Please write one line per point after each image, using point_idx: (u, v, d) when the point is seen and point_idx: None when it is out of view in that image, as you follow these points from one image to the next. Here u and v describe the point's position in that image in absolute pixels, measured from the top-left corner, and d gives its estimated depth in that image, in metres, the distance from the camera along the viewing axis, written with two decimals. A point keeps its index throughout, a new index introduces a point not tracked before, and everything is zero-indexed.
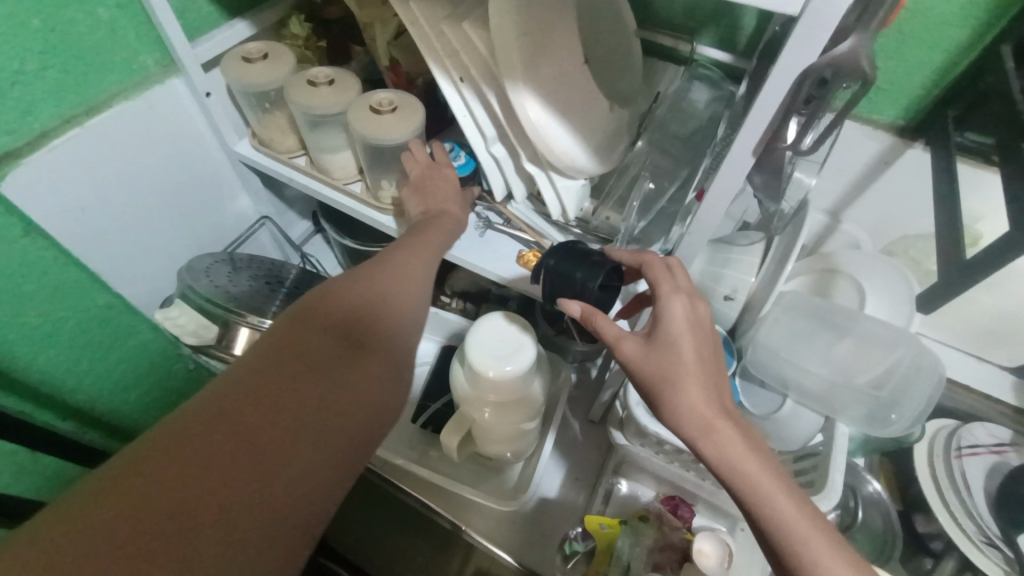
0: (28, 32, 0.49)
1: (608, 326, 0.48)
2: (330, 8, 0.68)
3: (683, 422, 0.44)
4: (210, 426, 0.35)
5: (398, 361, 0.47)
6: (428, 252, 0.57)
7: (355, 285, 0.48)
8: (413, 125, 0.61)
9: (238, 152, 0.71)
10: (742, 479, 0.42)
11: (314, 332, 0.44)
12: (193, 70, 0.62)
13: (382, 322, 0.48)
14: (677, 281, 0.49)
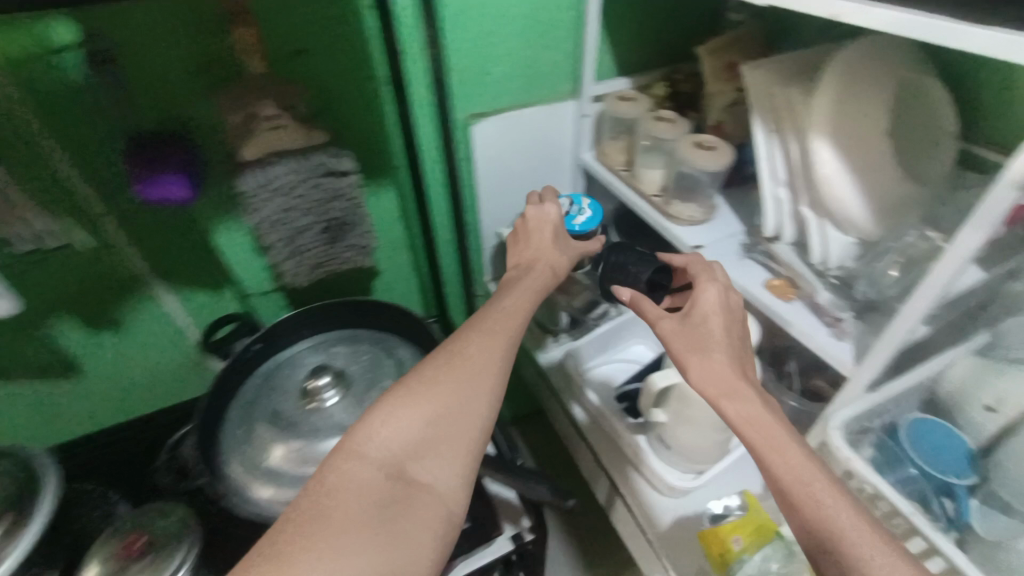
0: (523, 56, 0.87)
1: (650, 306, 0.60)
2: (686, 83, 0.94)
3: (710, 382, 0.54)
4: (285, 563, 0.42)
5: (449, 483, 0.51)
6: (494, 344, 0.56)
7: (408, 403, 0.52)
8: (722, 164, 0.79)
9: (583, 158, 1.00)
10: (757, 429, 0.50)
11: (362, 472, 0.49)
12: (584, 97, 0.93)
13: (435, 449, 0.51)
14: (715, 275, 0.62)
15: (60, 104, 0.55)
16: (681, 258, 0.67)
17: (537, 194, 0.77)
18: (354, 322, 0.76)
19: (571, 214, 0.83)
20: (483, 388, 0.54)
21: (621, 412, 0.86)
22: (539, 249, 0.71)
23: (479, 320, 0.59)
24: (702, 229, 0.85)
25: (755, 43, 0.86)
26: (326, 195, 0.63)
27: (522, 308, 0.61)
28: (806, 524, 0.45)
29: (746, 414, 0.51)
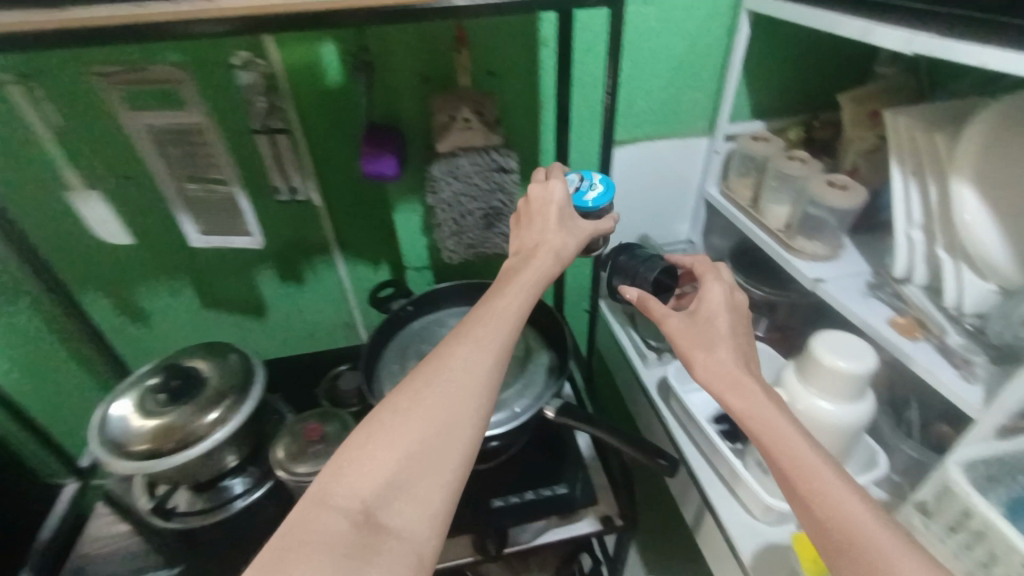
0: (665, 94, 0.96)
1: (657, 306, 0.62)
2: (823, 129, 0.98)
3: (714, 378, 0.55)
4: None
5: (426, 524, 0.42)
6: (480, 355, 0.48)
7: (379, 438, 0.44)
8: (854, 204, 0.82)
9: (707, 191, 1.06)
10: (758, 422, 0.52)
11: (325, 520, 0.41)
12: (717, 135, 1.00)
13: (410, 488, 0.42)
14: (721, 274, 0.64)
15: (326, 97, 0.74)
16: (688, 258, 0.69)
17: (544, 173, 0.65)
18: None
19: (581, 190, 0.64)
20: (466, 409, 0.45)
21: (720, 432, 0.88)
22: (544, 229, 0.59)
23: (464, 327, 0.50)
24: (827, 265, 0.87)
25: (904, 91, 0.87)
26: (492, 187, 0.77)
27: (514, 308, 0.52)
28: (809, 506, 0.47)
29: (752, 409, 0.53)
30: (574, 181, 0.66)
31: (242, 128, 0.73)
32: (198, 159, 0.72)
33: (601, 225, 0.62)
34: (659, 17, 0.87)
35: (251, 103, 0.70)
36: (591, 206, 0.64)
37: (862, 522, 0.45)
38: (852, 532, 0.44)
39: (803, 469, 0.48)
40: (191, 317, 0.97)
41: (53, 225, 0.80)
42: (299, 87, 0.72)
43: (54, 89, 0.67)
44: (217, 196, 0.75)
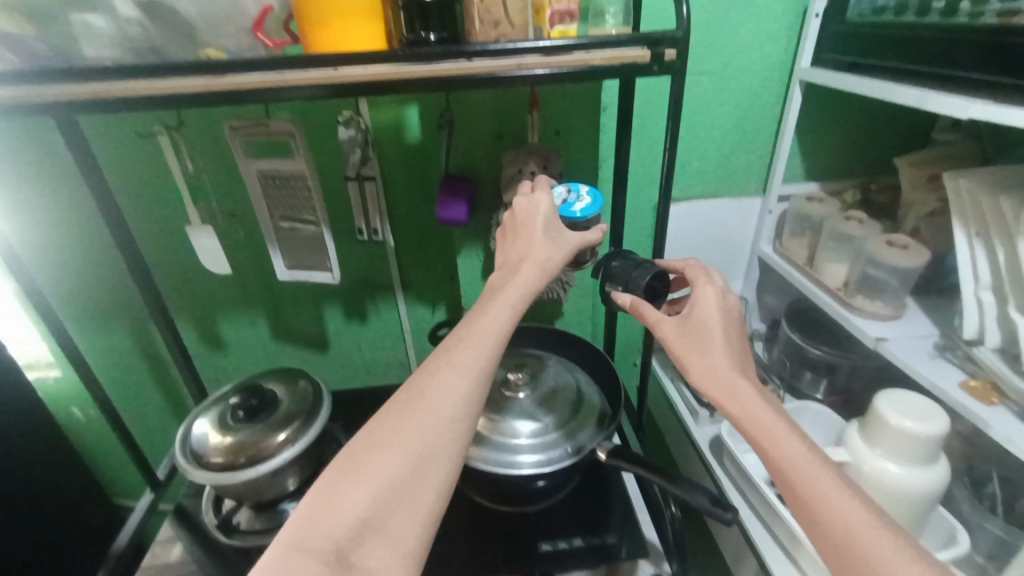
0: (719, 155, 1.01)
1: (650, 313, 0.60)
2: (880, 193, 0.99)
3: (710, 381, 0.55)
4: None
5: (399, 560, 0.42)
6: (459, 387, 0.49)
7: (354, 476, 0.44)
8: (916, 263, 0.82)
9: (762, 249, 1.07)
10: (756, 425, 0.52)
11: (297, 562, 0.40)
12: (770, 196, 1.02)
13: (385, 524, 0.43)
14: (712, 278, 0.63)
15: (408, 152, 0.85)
16: (677, 261, 0.67)
17: (531, 186, 0.67)
18: (545, 346, 0.93)
19: (568, 201, 0.67)
20: (443, 443, 0.46)
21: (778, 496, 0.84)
22: (531, 241, 0.60)
23: (444, 359, 0.51)
24: (890, 325, 0.85)
25: (965, 156, 0.87)
26: None
27: (493, 335, 0.52)
28: (808, 505, 0.47)
29: (749, 411, 0.52)
30: (561, 194, 0.68)
31: (338, 178, 0.86)
32: (293, 199, 0.80)
33: (589, 235, 0.62)
34: (714, 86, 0.93)
35: (347, 154, 0.78)
36: (580, 217, 0.66)
37: (861, 529, 0.44)
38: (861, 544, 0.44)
39: (800, 472, 0.48)
40: (263, 347, 1.04)
41: (164, 255, 0.90)
42: (384, 142, 0.84)
43: (189, 140, 0.79)
44: (306, 233, 0.83)
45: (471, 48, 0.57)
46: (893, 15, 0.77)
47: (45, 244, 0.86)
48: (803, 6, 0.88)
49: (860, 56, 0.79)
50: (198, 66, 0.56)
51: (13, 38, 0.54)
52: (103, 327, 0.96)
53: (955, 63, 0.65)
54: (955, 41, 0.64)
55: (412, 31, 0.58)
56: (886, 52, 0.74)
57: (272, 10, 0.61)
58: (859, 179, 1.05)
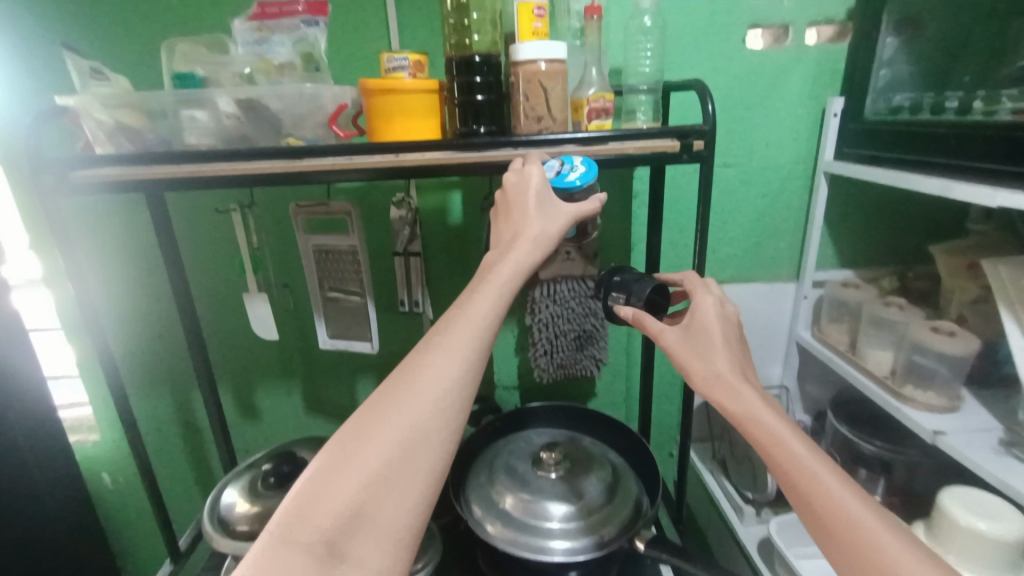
0: (749, 240, 1.03)
1: (653, 323, 0.62)
2: (919, 280, 0.98)
3: (712, 386, 0.56)
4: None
5: (389, 549, 0.42)
6: (449, 371, 0.47)
7: (342, 467, 0.43)
8: (967, 349, 0.79)
9: (799, 335, 1.06)
10: (752, 423, 0.52)
11: (286, 555, 0.40)
12: (804, 281, 1.03)
13: (375, 513, 0.42)
14: (710, 289, 0.64)
15: (452, 232, 0.91)
16: (677, 276, 0.69)
17: (521, 161, 0.61)
18: (578, 426, 0.91)
19: (563, 172, 0.61)
20: (433, 431, 0.45)
21: None
22: (524, 219, 0.56)
23: (435, 342, 0.49)
24: (946, 417, 0.80)
25: (1003, 245, 0.87)
26: (586, 311, 0.85)
27: (485, 318, 0.51)
28: (818, 513, 0.46)
29: (747, 409, 0.53)
30: (552, 166, 0.62)
31: (385, 254, 0.92)
32: (342, 273, 0.86)
33: (583, 208, 0.59)
34: (740, 177, 0.98)
35: (398, 232, 0.85)
36: (579, 185, 0.60)
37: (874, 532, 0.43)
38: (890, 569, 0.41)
39: (795, 469, 0.48)
40: (296, 419, 1.05)
41: (216, 323, 0.96)
42: (428, 223, 0.91)
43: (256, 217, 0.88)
44: (350, 305, 0.87)
45: (519, 138, 0.64)
46: (910, 113, 0.82)
47: (114, 308, 0.93)
48: (821, 105, 0.94)
49: (877, 149, 0.84)
50: (279, 151, 0.64)
51: (130, 130, 0.65)
52: (150, 393, 1.00)
53: (972, 154, 0.68)
54: (967, 136, 0.68)
55: (465, 124, 0.67)
56: (903, 146, 0.79)
57: (346, 107, 0.70)
58: (895, 268, 1.05)
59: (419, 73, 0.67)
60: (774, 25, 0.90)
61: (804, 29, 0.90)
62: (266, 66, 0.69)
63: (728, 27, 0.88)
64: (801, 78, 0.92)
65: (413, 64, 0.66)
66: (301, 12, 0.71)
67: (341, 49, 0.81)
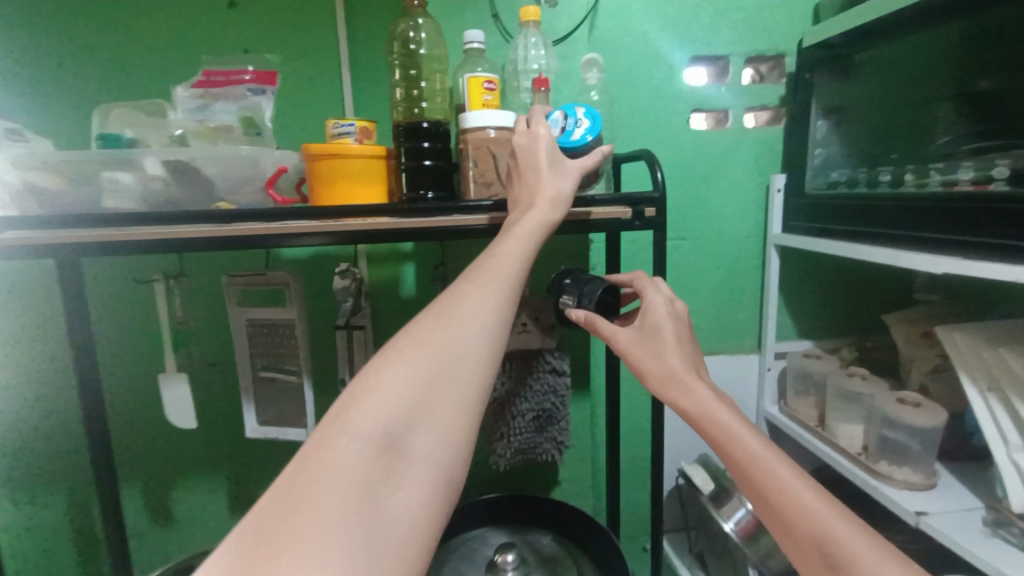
0: (709, 312, 1.03)
1: (607, 325, 0.57)
2: (877, 351, 0.97)
3: (667, 384, 0.51)
4: (271, 564, 0.30)
5: (447, 448, 0.40)
6: (492, 291, 0.48)
7: (399, 365, 0.40)
8: (936, 422, 0.76)
9: (767, 409, 1.03)
10: (709, 421, 0.49)
11: (348, 443, 0.36)
12: (766, 353, 1.02)
13: (432, 412, 0.40)
14: (661, 287, 0.59)
15: (404, 304, 0.87)
16: (625, 276, 0.64)
17: (526, 120, 0.62)
18: (536, 519, 0.82)
19: (568, 130, 0.63)
20: (481, 343, 0.44)
21: None
22: (538, 179, 0.57)
23: (474, 271, 0.49)
24: (927, 497, 0.75)
25: (952, 313, 0.88)
26: (545, 388, 0.79)
27: (519, 251, 0.51)
28: (764, 496, 0.44)
29: (702, 406, 0.49)
30: (557, 121, 0.64)
31: (330, 329, 0.85)
32: (280, 349, 0.78)
33: (588, 162, 0.61)
34: (695, 249, 0.99)
35: (340, 304, 0.78)
36: (590, 139, 0.63)
37: (821, 512, 0.42)
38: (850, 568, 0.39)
39: (755, 465, 0.45)
40: (218, 524, 0.90)
41: (131, 409, 0.84)
42: (378, 295, 0.86)
43: (187, 288, 0.81)
44: (285, 386, 0.79)
45: (466, 203, 0.62)
46: (850, 188, 0.85)
47: (8, 393, 0.81)
48: (764, 183, 0.99)
49: (821, 222, 0.87)
50: (208, 215, 0.59)
51: (46, 192, 0.59)
52: (41, 495, 0.85)
53: (917, 225, 0.69)
54: (907, 206, 0.71)
55: (413, 190, 0.66)
56: (845, 218, 0.81)
57: (286, 172, 0.67)
58: (853, 339, 1.05)
59: (367, 139, 0.65)
60: (716, 109, 0.95)
61: (743, 113, 0.96)
62: (204, 130, 0.65)
63: (673, 109, 0.93)
64: (745, 157, 0.97)
65: (359, 131, 0.64)
66: (247, 80, 0.70)
67: (296, 122, 0.81)
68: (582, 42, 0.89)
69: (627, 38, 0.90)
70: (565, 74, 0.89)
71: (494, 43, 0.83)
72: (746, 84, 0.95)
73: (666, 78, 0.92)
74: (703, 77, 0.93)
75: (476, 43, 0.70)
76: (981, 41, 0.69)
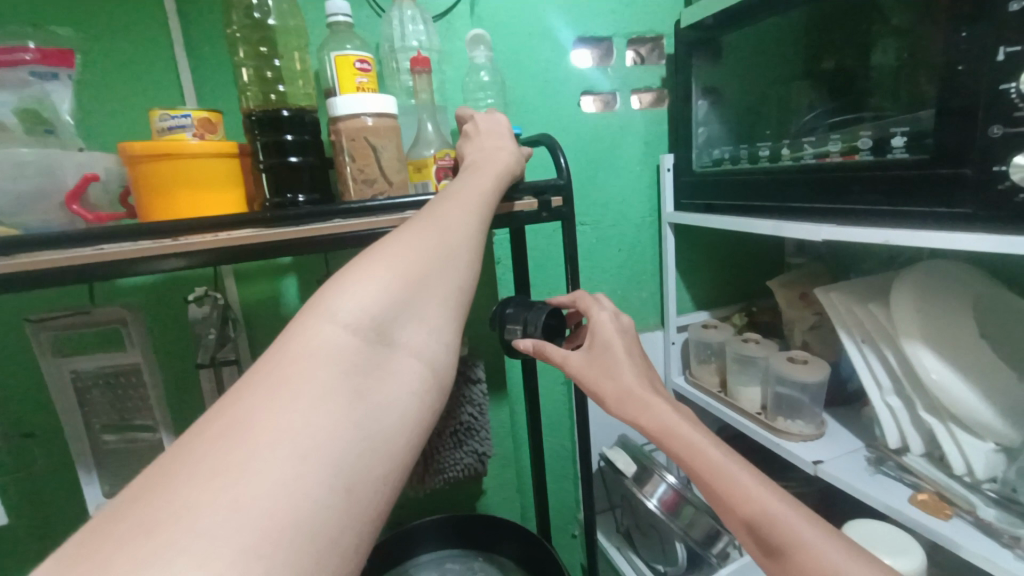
0: (614, 293, 1.03)
1: (556, 352, 0.54)
2: (762, 314, 1.05)
3: (624, 406, 0.48)
4: (241, 455, 0.23)
5: (438, 349, 0.34)
6: (469, 203, 0.43)
7: (385, 253, 0.34)
8: (820, 376, 0.82)
9: (674, 380, 1.07)
10: (672, 441, 0.46)
11: (334, 327, 0.29)
12: (669, 328, 1.05)
13: (423, 304, 0.34)
14: (603, 303, 0.57)
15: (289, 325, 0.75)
16: (566, 296, 0.62)
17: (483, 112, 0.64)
18: (465, 541, 0.76)
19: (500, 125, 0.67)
20: (471, 246, 0.39)
21: None
22: (506, 145, 0.56)
23: (448, 191, 0.44)
24: (818, 445, 0.81)
25: (820, 274, 0.98)
26: (459, 399, 0.73)
27: (487, 182, 0.48)
28: (730, 506, 0.42)
29: (663, 425, 0.46)
30: None
31: (192, 369, 0.71)
32: (124, 403, 0.63)
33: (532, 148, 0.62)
34: (595, 233, 0.99)
35: (201, 336, 0.64)
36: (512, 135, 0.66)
37: (784, 516, 0.39)
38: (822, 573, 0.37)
39: (722, 480, 0.42)
40: None
41: None
42: (253, 318, 0.73)
43: None
44: (138, 444, 0.64)
45: (350, 205, 0.53)
46: (734, 164, 0.88)
47: None
48: (655, 162, 1.00)
49: (709, 200, 0.90)
50: None
51: None
52: None
53: (793, 197, 0.73)
54: (786, 179, 0.74)
55: (277, 195, 0.56)
56: (730, 194, 0.84)
57: (98, 180, 0.53)
58: (741, 305, 1.13)
59: (209, 134, 0.52)
60: (603, 92, 0.94)
61: (629, 95, 0.96)
62: None
63: (562, 92, 0.90)
64: (634, 139, 0.97)
65: (198, 123, 0.51)
66: (30, 61, 0.52)
67: (117, 116, 0.65)
68: (463, 19, 0.82)
69: (510, 16, 0.84)
70: (449, 53, 0.82)
71: (363, 17, 0.73)
72: (628, 66, 0.95)
73: (553, 60, 0.88)
74: (587, 60, 0.91)
75: (341, 16, 0.60)
76: (828, 26, 0.75)
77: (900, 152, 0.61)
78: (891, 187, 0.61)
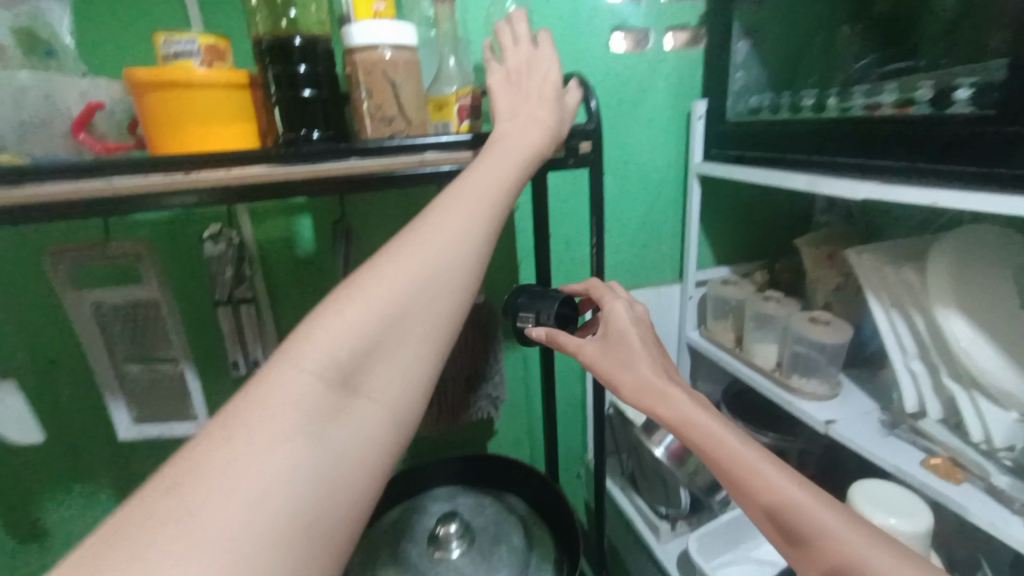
0: (633, 243, 1.00)
1: (569, 339, 0.52)
2: (784, 273, 1.02)
3: (641, 395, 0.48)
4: (197, 501, 0.25)
5: (410, 387, 0.34)
6: (471, 206, 0.41)
7: (362, 287, 0.34)
8: (840, 338, 0.81)
9: (688, 334, 1.05)
10: (691, 429, 0.46)
11: (301, 375, 0.30)
12: (687, 283, 1.03)
13: (394, 344, 0.34)
14: (615, 294, 0.57)
15: (303, 267, 0.74)
16: (578, 284, 0.61)
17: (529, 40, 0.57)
18: (475, 477, 0.79)
19: None
20: (461, 271, 0.38)
21: None
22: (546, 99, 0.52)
23: (451, 188, 0.42)
24: (831, 406, 0.81)
25: (850, 235, 0.94)
26: (473, 346, 0.73)
27: (504, 170, 0.45)
28: (746, 489, 0.42)
29: (681, 414, 0.46)
30: None
31: (207, 305, 0.72)
32: (143, 335, 0.64)
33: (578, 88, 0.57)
34: (617, 181, 0.95)
35: (217, 274, 0.63)
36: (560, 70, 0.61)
37: (805, 504, 0.40)
38: (848, 563, 0.37)
39: (741, 468, 0.42)
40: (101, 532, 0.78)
41: None
42: (267, 257, 0.72)
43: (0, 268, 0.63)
44: (159, 375, 0.66)
45: (365, 144, 0.50)
46: (772, 112, 0.81)
47: None
48: (686, 107, 0.94)
49: (744, 149, 0.84)
50: None
51: None
52: None
53: (834, 151, 0.68)
54: (829, 130, 0.69)
55: (290, 130, 0.53)
56: (767, 147, 0.79)
57: (104, 109, 0.51)
58: (763, 262, 1.09)
59: (217, 62, 0.49)
60: (636, 28, 0.87)
61: (663, 33, 0.88)
62: None
63: (592, 26, 0.83)
64: (666, 81, 0.91)
65: (205, 50, 0.47)
66: None
67: (120, 40, 0.61)
68: None
69: None
70: None
71: None
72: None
73: None
74: None
75: None
76: None
77: (963, 106, 0.56)
78: (937, 148, 0.57)
